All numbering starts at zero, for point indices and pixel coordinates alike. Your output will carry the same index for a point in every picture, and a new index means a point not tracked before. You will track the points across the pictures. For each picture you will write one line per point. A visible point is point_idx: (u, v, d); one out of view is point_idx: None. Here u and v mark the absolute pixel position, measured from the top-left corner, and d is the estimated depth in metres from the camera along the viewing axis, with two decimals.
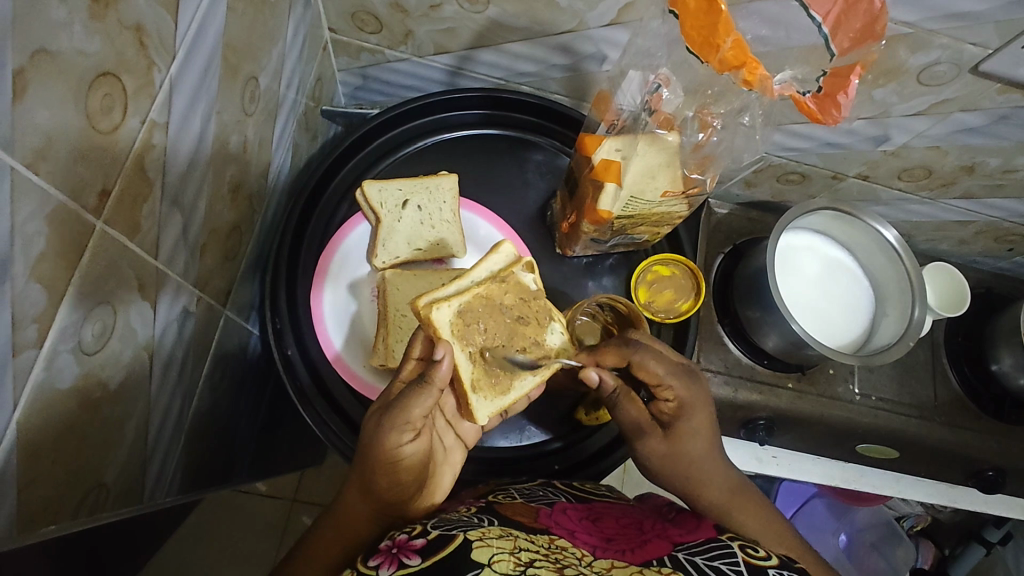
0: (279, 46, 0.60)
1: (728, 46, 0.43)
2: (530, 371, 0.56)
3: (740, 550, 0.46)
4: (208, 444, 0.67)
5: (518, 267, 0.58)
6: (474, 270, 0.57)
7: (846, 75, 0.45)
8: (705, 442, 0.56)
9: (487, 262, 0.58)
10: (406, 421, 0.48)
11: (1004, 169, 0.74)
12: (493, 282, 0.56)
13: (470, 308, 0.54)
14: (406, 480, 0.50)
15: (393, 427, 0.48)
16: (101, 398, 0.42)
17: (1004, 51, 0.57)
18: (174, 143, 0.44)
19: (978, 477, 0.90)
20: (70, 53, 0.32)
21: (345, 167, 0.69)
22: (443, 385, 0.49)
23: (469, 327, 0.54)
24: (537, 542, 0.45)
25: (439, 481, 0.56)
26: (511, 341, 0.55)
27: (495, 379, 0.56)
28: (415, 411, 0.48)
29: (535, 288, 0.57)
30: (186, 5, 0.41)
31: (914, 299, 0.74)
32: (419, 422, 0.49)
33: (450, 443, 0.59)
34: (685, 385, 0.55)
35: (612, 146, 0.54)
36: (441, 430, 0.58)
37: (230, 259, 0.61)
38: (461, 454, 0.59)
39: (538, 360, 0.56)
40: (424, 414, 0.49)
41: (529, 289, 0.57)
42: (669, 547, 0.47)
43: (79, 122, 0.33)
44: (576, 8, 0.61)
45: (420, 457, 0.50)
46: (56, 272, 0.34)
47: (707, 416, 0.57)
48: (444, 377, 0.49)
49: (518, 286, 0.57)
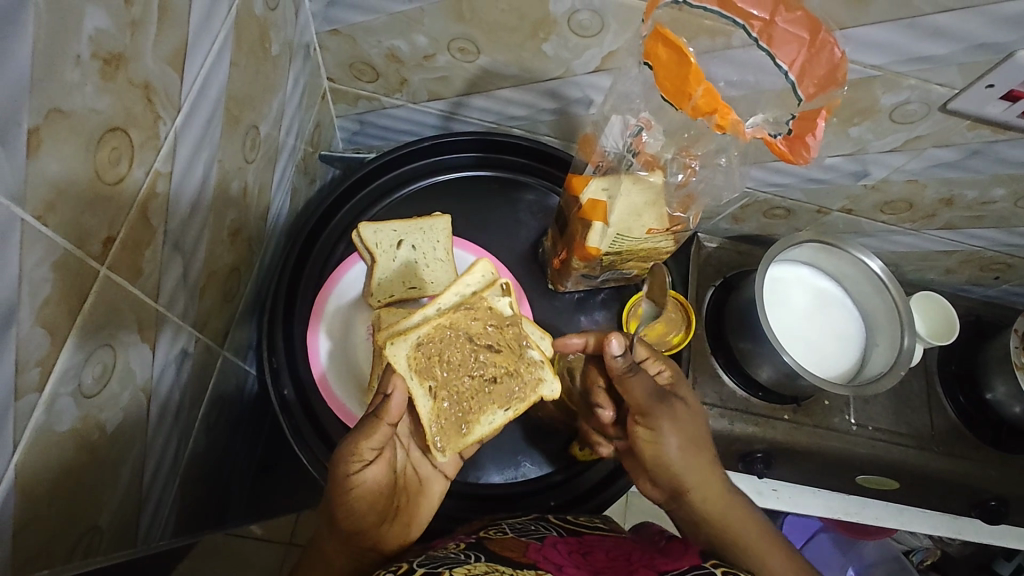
0: (279, 96, 0.63)
1: (699, 94, 0.45)
2: (501, 405, 0.55)
3: None
4: (202, 486, 0.67)
5: (492, 293, 0.58)
6: (441, 298, 0.58)
7: (813, 118, 0.47)
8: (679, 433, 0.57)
9: (457, 288, 0.59)
10: (356, 452, 0.47)
11: (981, 201, 0.76)
12: (458, 310, 0.56)
13: (429, 340, 0.54)
14: (364, 510, 0.49)
15: (342, 457, 0.47)
16: (100, 439, 0.43)
17: (969, 90, 0.59)
18: (177, 189, 0.46)
19: (981, 507, 0.89)
20: (81, 110, 0.34)
21: (344, 209, 0.71)
22: (395, 421, 0.49)
23: (428, 361, 0.54)
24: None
25: (413, 513, 0.55)
26: (478, 372, 0.54)
27: (461, 413, 0.54)
28: (364, 442, 0.47)
29: (509, 314, 0.57)
30: (191, 62, 0.44)
31: (903, 328, 0.76)
32: (371, 453, 0.48)
33: (426, 472, 0.58)
34: (661, 410, 0.56)
35: (599, 185, 0.56)
36: (415, 460, 0.57)
37: (229, 301, 0.63)
38: (439, 483, 0.58)
39: (509, 393, 0.55)
40: (376, 445, 0.48)
41: (502, 315, 0.57)
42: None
43: (88, 173, 0.35)
44: (562, 57, 0.65)
45: (379, 489, 0.50)
46: (60, 317, 0.35)
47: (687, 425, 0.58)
48: (398, 413, 0.49)
49: (489, 311, 0.56)
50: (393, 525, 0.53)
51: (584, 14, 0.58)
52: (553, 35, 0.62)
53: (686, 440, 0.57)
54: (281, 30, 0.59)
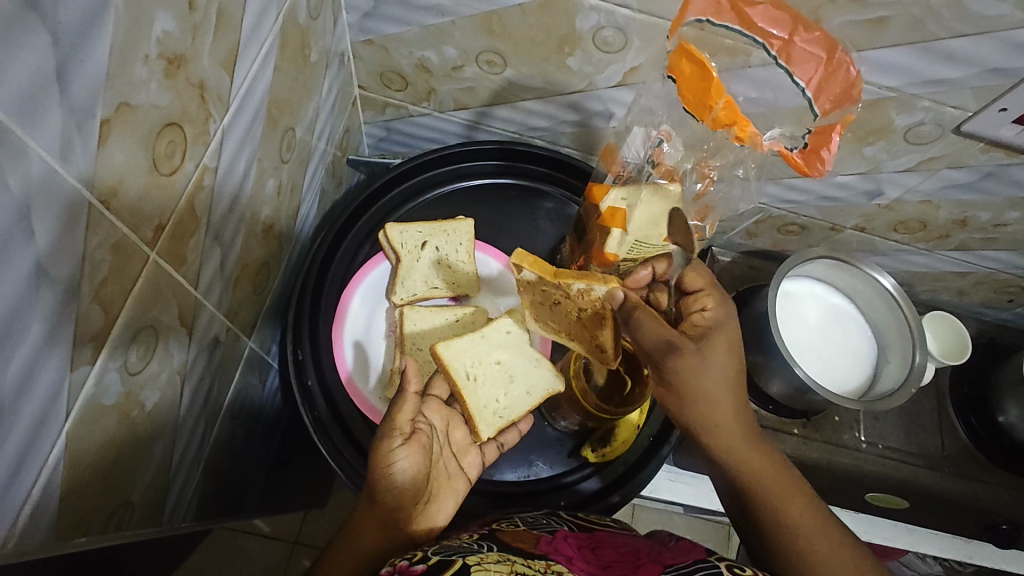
0: (314, 100, 0.66)
1: (720, 107, 0.48)
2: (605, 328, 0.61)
3: (727, 569, 0.49)
4: (223, 473, 0.69)
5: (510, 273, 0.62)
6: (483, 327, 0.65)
7: (829, 133, 0.50)
8: (699, 378, 0.53)
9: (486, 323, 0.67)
10: (394, 425, 0.50)
11: (994, 223, 0.77)
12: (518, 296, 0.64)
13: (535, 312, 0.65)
14: (402, 489, 0.50)
15: (384, 434, 0.50)
16: (138, 416, 0.45)
17: (983, 113, 0.61)
18: (221, 183, 0.49)
19: (993, 531, 0.88)
20: (146, 105, 0.37)
21: (370, 211, 0.73)
22: (418, 390, 0.52)
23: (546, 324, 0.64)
24: (534, 566, 0.47)
25: (440, 505, 0.56)
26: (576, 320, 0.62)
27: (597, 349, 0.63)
28: (401, 415, 0.51)
29: (536, 279, 0.61)
30: (241, 65, 0.47)
31: (915, 345, 0.77)
32: (407, 426, 0.51)
33: (454, 470, 0.59)
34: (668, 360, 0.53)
35: (618, 195, 0.57)
36: (445, 456, 0.58)
37: (259, 294, 0.65)
38: (463, 482, 0.59)
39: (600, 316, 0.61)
40: (411, 418, 0.52)
41: (532, 282, 0.62)
42: (662, 572, 0.49)
43: (147, 162, 0.38)
44: (586, 71, 0.67)
45: (416, 467, 0.51)
46: (113, 296, 0.38)
47: (709, 374, 0.53)
48: (416, 380, 0.52)
49: (528, 284, 0.62)
50: (423, 510, 0.55)
51: (608, 31, 0.61)
52: (578, 50, 0.64)
53: (703, 394, 0.53)
54: (321, 38, 0.62)
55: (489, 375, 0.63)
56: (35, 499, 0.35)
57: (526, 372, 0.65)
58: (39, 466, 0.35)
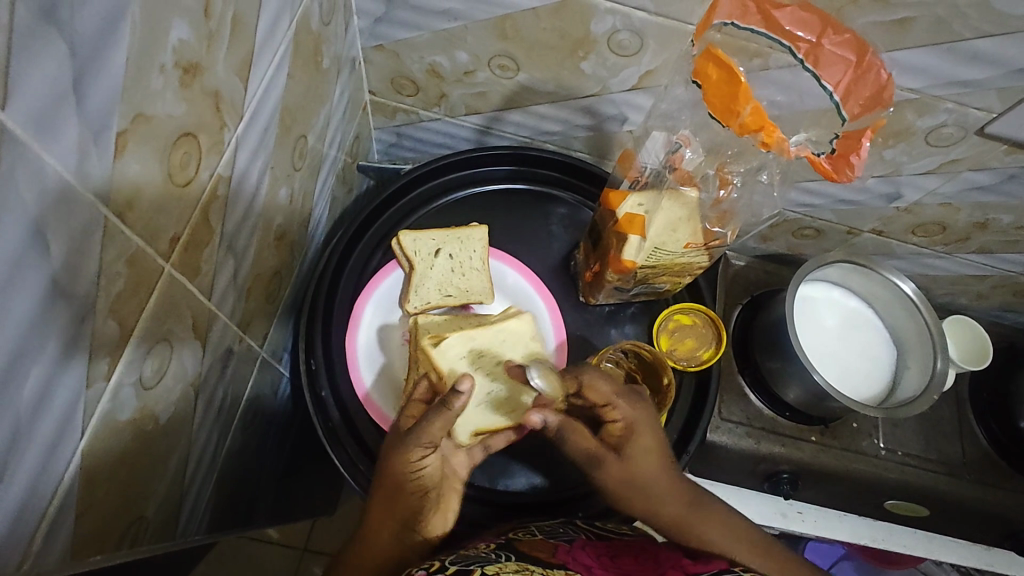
0: (326, 107, 0.65)
1: (747, 112, 0.46)
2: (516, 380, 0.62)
3: None
4: (235, 484, 0.68)
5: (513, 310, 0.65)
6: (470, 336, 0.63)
7: (858, 138, 0.47)
8: (642, 463, 0.57)
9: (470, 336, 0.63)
10: (425, 437, 0.52)
11: (1016, 225, 0.76)
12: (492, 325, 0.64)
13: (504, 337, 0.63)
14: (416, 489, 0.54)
15: (411, 443, 0.52)
16: (153, 430, 0.44)
17: (1008, 114, 0.60)
18: (235, 192, 0.48)
19: (1014, 538, 0.88)
20: (161, 115, 0.36)
21: (381, 218, 0.73)
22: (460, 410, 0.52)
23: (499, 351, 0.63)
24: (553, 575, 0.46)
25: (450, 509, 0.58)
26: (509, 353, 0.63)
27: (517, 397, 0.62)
28: (434, 428, 0.52)
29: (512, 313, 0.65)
30: (255, 73, 0.46)
31: (936, 351, 0.75)
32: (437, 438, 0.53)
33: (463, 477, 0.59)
34: (601, 464, 0.59)
35: (636, 201, 0.57)
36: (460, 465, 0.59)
37: (271, 304, 0.65)
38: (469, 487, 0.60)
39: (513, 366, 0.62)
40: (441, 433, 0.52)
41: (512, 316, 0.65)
42: None
43: (162, 172, 0.37)
44: (600, 75, 0.67)
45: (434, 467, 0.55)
46: (128, 310, 0.37)
47: (647, 461, 0.58)
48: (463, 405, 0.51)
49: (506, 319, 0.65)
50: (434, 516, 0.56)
51: (624, 34, 0.60)
52: (593, 54, 0.64)
53: (646, 480, 0.57)
54: (332, 44, 0.62)
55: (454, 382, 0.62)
56: (51, 518, 0.35)
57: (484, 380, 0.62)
58: (54, 484, 0.34)
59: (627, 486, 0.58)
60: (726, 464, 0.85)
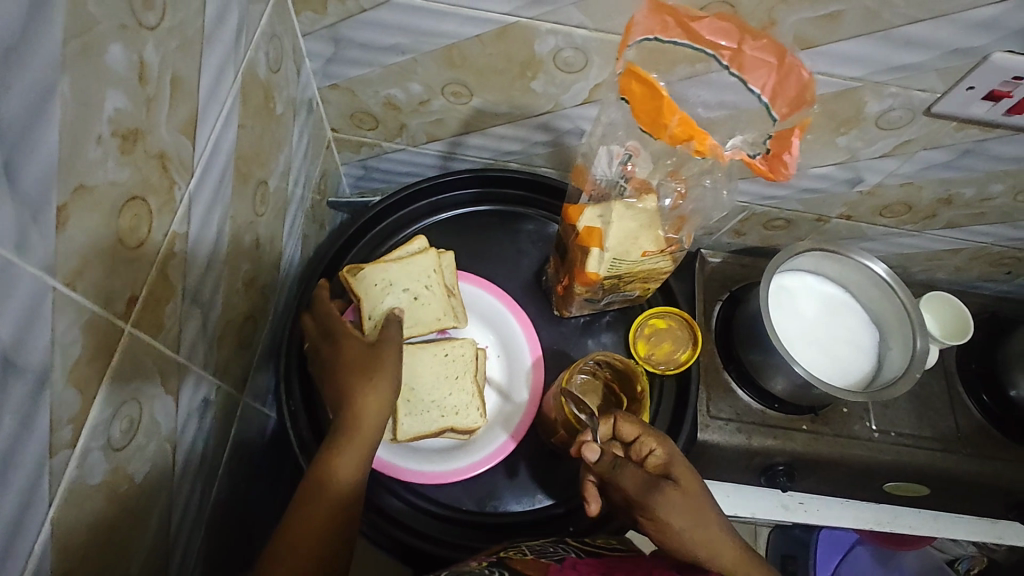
0: (285, 150, 0.66)
1: (675, 123, 0.47)
2: (479, 408, 0.66)
3: None
4: (230, 531, 0.68)
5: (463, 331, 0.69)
6: (431, 362, 0.67)
7: (788, 137, 0.50)
8: (699, 497, 0.52)
9: (428, 362, 0.67)
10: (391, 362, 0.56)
11: (980, 197, 0.77)
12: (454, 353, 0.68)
13: (465, 365, 0.67)
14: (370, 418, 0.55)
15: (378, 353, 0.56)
16: (129, 490, 0.45)
17: (951, 93, 0.61)
18: (193, 245, 0.49)
19: (1019, 509, 0.87)
20: (103, 183, 0.37)
21: (351, 252, 0.73)
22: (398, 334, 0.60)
23: (459, 378, 0.67)
24: None
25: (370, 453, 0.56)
26: (475, 378, 0.67)
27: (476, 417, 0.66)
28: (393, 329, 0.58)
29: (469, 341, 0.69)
30: (202, 129, 0.47)
31: (915, 330, 0.76)
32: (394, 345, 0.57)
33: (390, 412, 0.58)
34: (659, 500, 0.50)
35: (594, 213, 0.57)
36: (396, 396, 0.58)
37: (247, 349, 0.65)
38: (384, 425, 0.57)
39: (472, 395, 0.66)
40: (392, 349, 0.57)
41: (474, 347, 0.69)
42: None
43: (110, 239, 0.38)
44: (551, 92, 0.68)
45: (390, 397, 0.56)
46: (88, 376, 0.38)
47: (700, 493, 0.52)
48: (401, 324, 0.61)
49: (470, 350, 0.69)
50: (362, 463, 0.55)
51: (567, 51, 0.61)
52: (540, 73, 0.65)
53: (702, 516, 0.51)
54: (285, 90, 0.63)
55: (419, 405, 0.65)
56: None
57: (447, 402, 0.65)
58: (24, 557, 0.35)
59: (684, 516, 0.50)
60: (720, 463, 0.85)
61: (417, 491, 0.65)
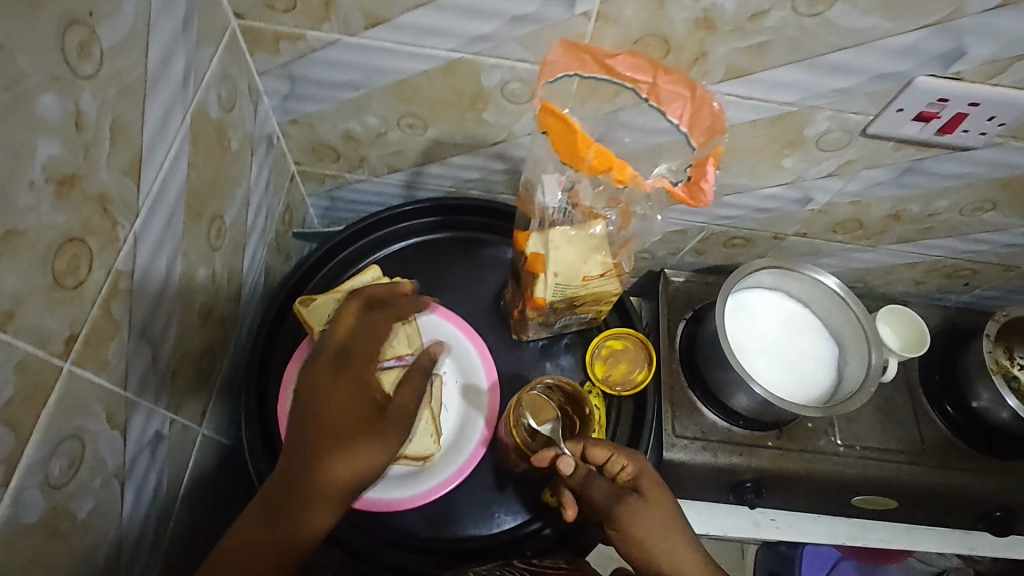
0: (242, 185, 0.68)
1: (591, 156, 0.54)
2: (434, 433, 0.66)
3: None
4: (190, 564, 0.68)
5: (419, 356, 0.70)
6: None
7: (704, 165, 0.57)
8: (662, 509, 0.52)
9: None
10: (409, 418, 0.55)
11: (928, 213, 0.79)
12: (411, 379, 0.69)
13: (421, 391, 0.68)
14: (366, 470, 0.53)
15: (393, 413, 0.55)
16: (70, 527, 0.45)
17: (883, 115, 0.63)
18: (140, 282, 0.50)
19: (988, 519, 0.87)
20: (37, 227, 0.38)
21: (312, 282, 0.74)
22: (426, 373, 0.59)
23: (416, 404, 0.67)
24: None
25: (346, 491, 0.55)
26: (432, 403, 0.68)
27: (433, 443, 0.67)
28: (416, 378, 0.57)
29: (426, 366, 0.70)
30: (148, 169, 0.49)
31: (870, 344, 0.78)
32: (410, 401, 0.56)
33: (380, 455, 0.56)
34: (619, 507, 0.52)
35: (541, 239, 0.59)
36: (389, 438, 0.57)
37: (206, 381, 0.66)
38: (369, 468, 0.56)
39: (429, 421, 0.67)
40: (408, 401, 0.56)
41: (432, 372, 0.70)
42: None
43: (45, 280, 0.39)
44: (502, 123, 0.70)
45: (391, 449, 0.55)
46: (23, 414, 0.38)
47: (666, 505, 0.52)
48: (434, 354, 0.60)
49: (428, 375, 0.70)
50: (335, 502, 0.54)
51: (514, 84, 0.64)
52: (490, 105, 0.67)
53: (663, 528, 0.51)
54: (240, 127, 0.65)
55: None
56: None
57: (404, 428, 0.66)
58: None
59: (641, 523, 0.51)
60: (688, 482, 0.85)
61: (376, 519, 0.65)
